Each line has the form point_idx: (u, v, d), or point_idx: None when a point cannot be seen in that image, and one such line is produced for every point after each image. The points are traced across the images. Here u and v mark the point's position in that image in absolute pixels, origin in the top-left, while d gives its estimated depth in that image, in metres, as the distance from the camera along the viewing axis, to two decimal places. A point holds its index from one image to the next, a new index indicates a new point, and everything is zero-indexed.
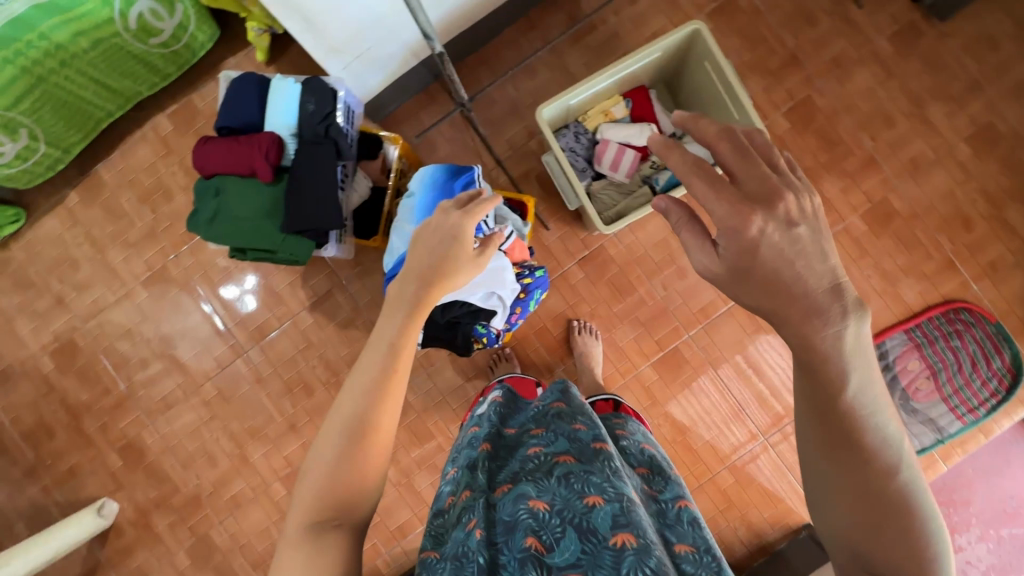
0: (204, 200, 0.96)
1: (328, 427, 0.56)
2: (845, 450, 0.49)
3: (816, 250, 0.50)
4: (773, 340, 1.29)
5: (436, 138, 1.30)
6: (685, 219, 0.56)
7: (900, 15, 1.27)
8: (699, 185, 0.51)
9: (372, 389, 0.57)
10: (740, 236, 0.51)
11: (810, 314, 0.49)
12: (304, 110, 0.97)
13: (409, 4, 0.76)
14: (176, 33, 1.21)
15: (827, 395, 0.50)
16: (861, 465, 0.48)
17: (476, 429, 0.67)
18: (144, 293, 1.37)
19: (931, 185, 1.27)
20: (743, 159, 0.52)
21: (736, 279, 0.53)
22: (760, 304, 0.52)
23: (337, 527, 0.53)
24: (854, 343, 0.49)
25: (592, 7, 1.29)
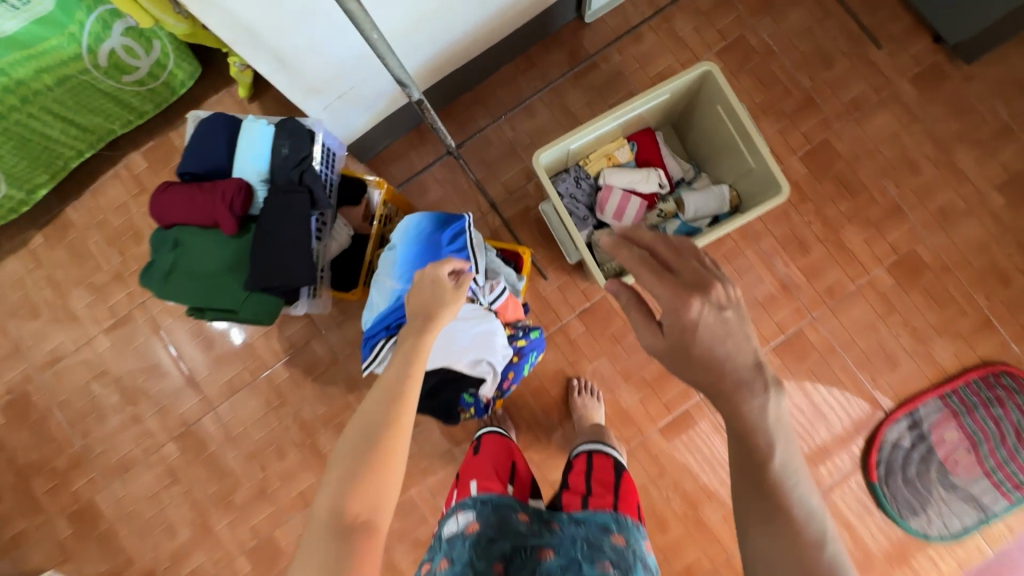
0: (160, 252, 0.87)
1: (349, 431, 0.56)
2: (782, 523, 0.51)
3: (743, 332, 0.54)
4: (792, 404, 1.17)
5: (428, 180, 1.21)
6: (634, 301, 0.61)
7: (922, 57, 1.20)
8: (645, 275, 0.58)
9: (390, 391, 0.57)
10: (680, 318, 0.54)
11: (736, 388, 0.53)
12: (278, 155, 0.88)
13: (374, 48, 0.68)
14: (154, 70, 1.14)
15: (755, 463, 0.53)
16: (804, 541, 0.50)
17: (456, 560, 0.66)
18: (107, 342, 1.27)
19: (963, 236, 1.17)
20: (677, 255, 0.59)
21: (677, 357, 0.56)
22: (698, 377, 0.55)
23: (361, 527, 0.51)
24: (777, 415, 0.54)
25: (594, 45, 1.22)
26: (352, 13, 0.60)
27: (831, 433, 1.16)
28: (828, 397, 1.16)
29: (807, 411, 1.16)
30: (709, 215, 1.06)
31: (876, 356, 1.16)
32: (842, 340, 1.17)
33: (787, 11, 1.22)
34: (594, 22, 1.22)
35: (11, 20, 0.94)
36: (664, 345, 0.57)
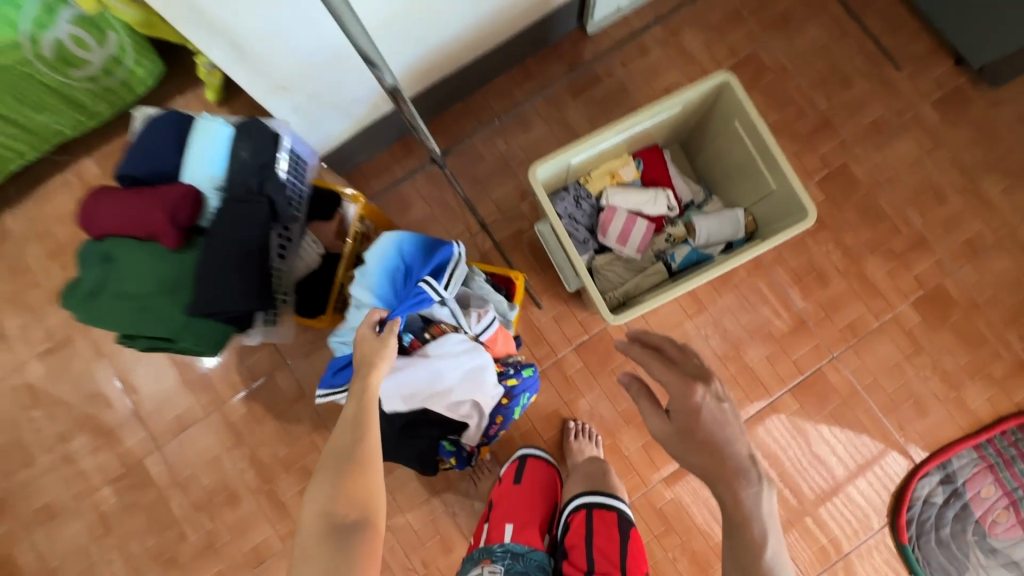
0: (84, 268, 0.74)
1: (327, 450, 0.58)
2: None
3: (739, 425, 0.54)
4: (811, 453, 1.04)
5: (412, 196, 1.10)
6: (641, 390, 0.59)
7: (944, 80, 1.13)
8: (653, 362, 0.59)
9: (362, 402, 0.61)
10: (686, 401, 0.54)
11: (735, 477, 0.51)
12: (235, 157, 0.77)
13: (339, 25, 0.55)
14: (108, 66, 1.02)
15: (748, 558, 0.50)
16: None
17: None
18: (39, 369, 1.11)
19: (993, 272, 1.08)
20: (683, 352, 0.60)
21: (683, 444, 0.54)
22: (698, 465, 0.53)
23: (352, 530, 0.53)
24: (769, 504, 0.52)
25: (598, 58, 1.14)
26: None
27: (831, 478, 1.04)
28: (832, 440, 1.05)
29: (803, 452, 1.05)
30: (723, 241, 0.96)
31: (904, 402, 1.05)
32: (867, 383, 1.05)
33: (802, 28, 1.14)
34: (596, 33, 1.14)
35: None
36: (666, 431, 0.56)
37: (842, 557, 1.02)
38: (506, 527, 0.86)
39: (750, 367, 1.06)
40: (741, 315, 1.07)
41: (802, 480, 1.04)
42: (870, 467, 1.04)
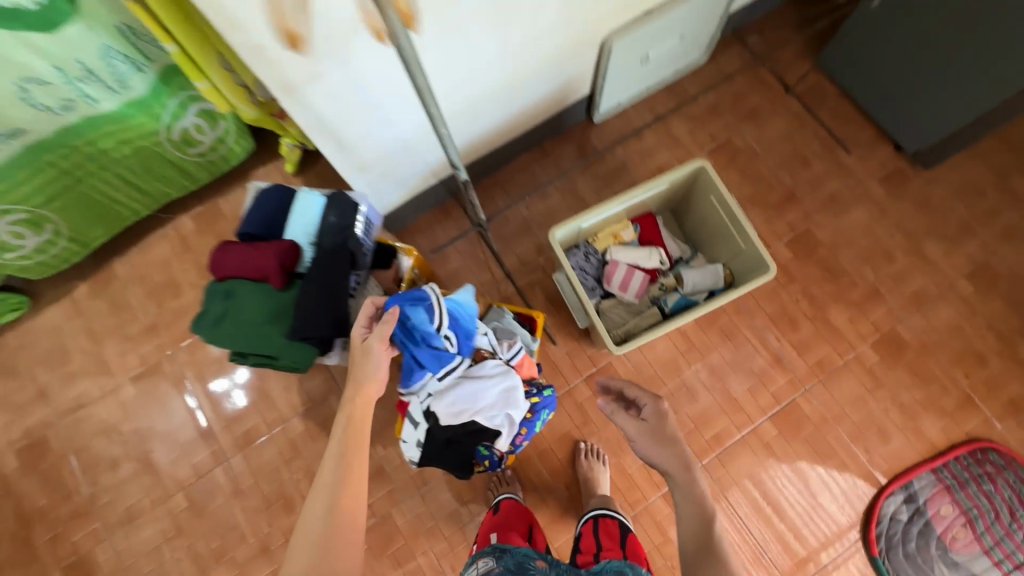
0: (213, 302, 0.96)
1: (301, 529, 0.66)
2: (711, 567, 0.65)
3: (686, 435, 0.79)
4: (792, 478, 1.20)
5: (449, 250, 1.33)
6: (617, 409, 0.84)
7: (887, 162, 1.37)
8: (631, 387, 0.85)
9: (336, 488, 0.69)
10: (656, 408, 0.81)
11: (688, 461, 0.75)
12: (325, 221, 1.00)
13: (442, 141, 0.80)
14: (215, 145, 1.29)
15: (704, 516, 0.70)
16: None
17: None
18: (131, 390, 1.32)
19: (938, 319, 1.27)
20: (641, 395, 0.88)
21: (654, 434, 0.79)
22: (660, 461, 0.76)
23: None
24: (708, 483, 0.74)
25: (602, 141, 1.40)
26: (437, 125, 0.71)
27: (834, 524, 1.18)
28: (829, 487, 1.20)
29: (808, 502, 1.19)
30: (705, 289, 1.18)
31: (869, 430, 1.22)
32: (836, 413, 1.23)
33: (768, 120, 1.40)
34: (600, 121, 1.41)
35: (108, 98, 1.07)
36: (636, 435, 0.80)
37: (820, 568, 1.16)
38: (490, 536, 0.96)
39: (734, 397, 1.25)
40: (725, 353, 1.27)
41: (809, 531, 1.18)
42: (842, 488, 1.19)
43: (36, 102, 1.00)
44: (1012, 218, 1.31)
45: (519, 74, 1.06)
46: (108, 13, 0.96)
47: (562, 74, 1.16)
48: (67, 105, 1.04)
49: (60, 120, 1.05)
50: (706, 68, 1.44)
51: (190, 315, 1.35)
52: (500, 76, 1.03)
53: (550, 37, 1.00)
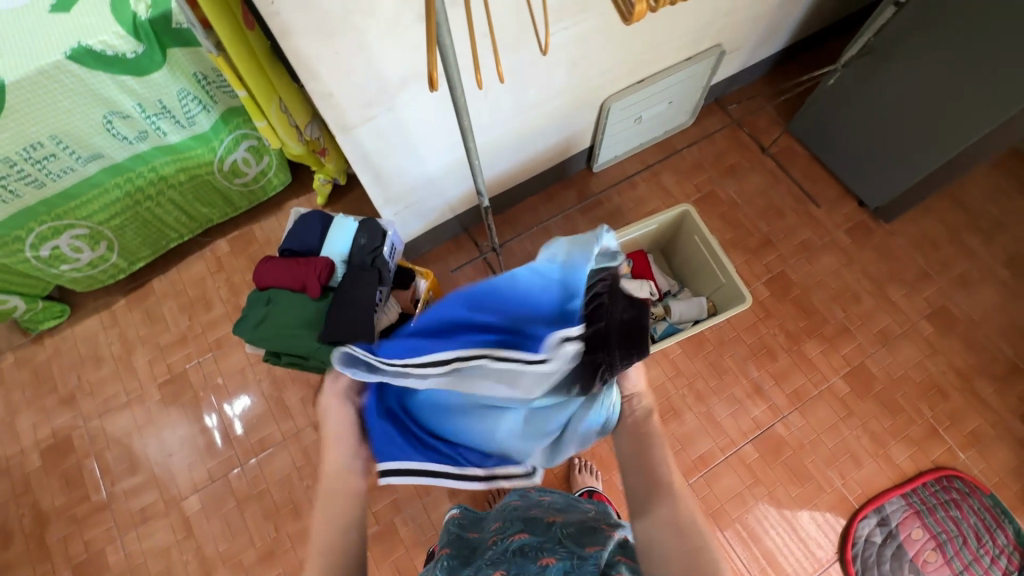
0: (255, 307, 1.10)
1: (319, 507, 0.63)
2: (674, 525, 0.59)
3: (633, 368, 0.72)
4: (775, 515, 1.27)
5: (460, 278, 1.47)
6: None
7: (852, 215, 1.54)
8: None
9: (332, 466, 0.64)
10: None
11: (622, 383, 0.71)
12: (357, 243, 1.14)
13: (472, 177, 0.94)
14: (257, 177, 1.46)
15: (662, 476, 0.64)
16: (687, 542, 0.58)
17: (458, 541, 0.84)
18: (156, 396, 1.42)
19: (903, 356, 1.40)
20: None
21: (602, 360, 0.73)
22: (632, 467, 0.66)
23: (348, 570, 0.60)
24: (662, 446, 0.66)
25: (600, 187, 1.58)
26: (475, 174, 0.84)
27: (815, 561, 1.24)
28: (812, 530, 1.26)
29: (793, 540, 1.25)
30: (692, 318, 1.31)
31: (842, 456, 1.31)
32: (812, 439, 1.33)
33: (746, 175, 1.59)
34: (599, 171, 1.59)
35: (176, 132, 1.24)
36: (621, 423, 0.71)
37: None
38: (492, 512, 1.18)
39: (718, 421, 1.35)
40: (709, 380, 1.38)
41: (792, 569, 1.23)
42: (819, 510, 1.27)
43: (118, 131, 1.16)
44: (964, 267, 1.47)
45: (531, 126, 1.25)
46: (190, 63, 1.14)
47: (568, 128, 1.35)
48: (141, 136, 1.20)
49: (133, 149, 1.22)
50: (691, 129, 1.64)
51: (218, 328, 1.47)
52: (516, 126, 1.21)
53: (559, 96, 1.19)
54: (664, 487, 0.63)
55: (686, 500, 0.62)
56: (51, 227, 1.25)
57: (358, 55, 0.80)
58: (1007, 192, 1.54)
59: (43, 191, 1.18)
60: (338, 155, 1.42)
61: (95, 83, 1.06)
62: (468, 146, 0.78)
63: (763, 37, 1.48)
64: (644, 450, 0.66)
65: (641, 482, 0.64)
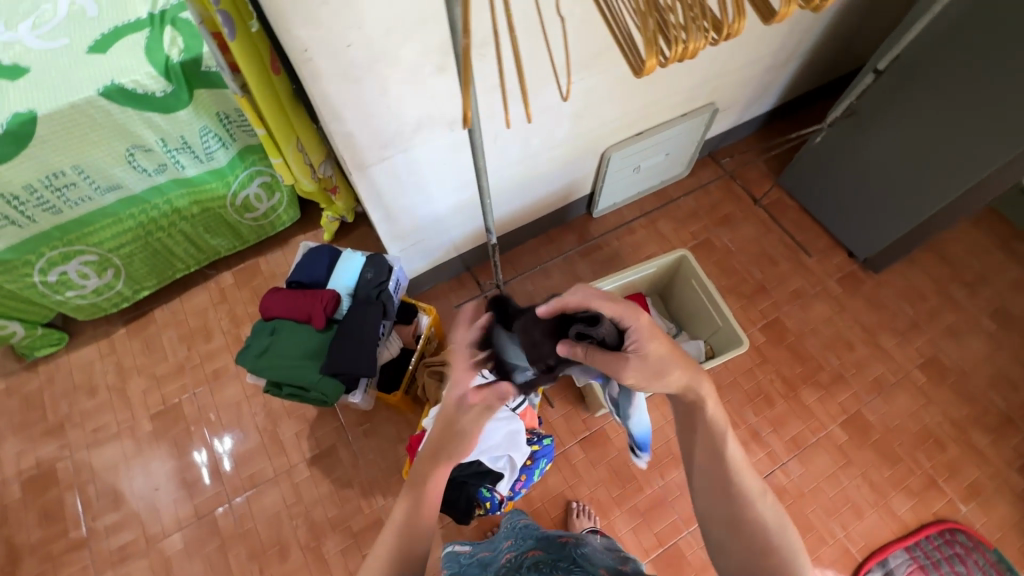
0: (258, 337, 1.11)
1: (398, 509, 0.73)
2: (745, 528, 0.67)
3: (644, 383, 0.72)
4: None
5: (461, 315, 1.49)
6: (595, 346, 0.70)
7: (842, 265, 1.59)
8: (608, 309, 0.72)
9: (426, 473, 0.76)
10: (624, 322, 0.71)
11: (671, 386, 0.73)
12: (363, 276, 1.15)
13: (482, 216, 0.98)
14: (267, 212, 1.50)
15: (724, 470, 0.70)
16: (752, 533, 0.67)
17: (464, 562, 0.84)
18: (147, 427, 1.39)
19: (898, 404, 1.41)
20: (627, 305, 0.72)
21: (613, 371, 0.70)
22: (702, 469, 0.72)
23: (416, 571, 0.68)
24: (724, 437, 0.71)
25: (598, 232, 1.63)
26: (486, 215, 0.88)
27: None
28: None
29: None
30: None
31: (843, 506, 1.30)
32: (811, 487, 1.32)
33: (740, 224, 1.65)
34: (598, 216, 1.65)
35: (194, 167, 1.29)
36: (690, 429, 0.73)
37: None
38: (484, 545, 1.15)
39: None
40: None
41: None
42: (821, 563, 1.24)
43: (138, 164, 1.21)
44: (952, 318, 1.51)
45: (535, 172, 1.31)
46: (214, 103, 1.20)
47: (570, 174, 1.41)
48: (160, 169, 1.25)
49: (151, 181, 1.26)
50: (686, 180, 1.72)
51: (216, 359, 1.46)
52: (522, 171, 1.27)
53: (562, 145, 1.26)
54: (737, 491, 0.69)
55: (762, 503, 0.68)
56: (61, 253, 1.27)
57: (379, 99, 0.86)
58: (988, 247, 1.60)
59: (58, 218, 1.21)
60: (348, 194, 1.47)
61: (122, 118, 1.12)
62: (483, 193, 0.80)
63: (753, 98, 1.58)
64: (713, 457, 0.71)
65: (711, 485, 0.71)
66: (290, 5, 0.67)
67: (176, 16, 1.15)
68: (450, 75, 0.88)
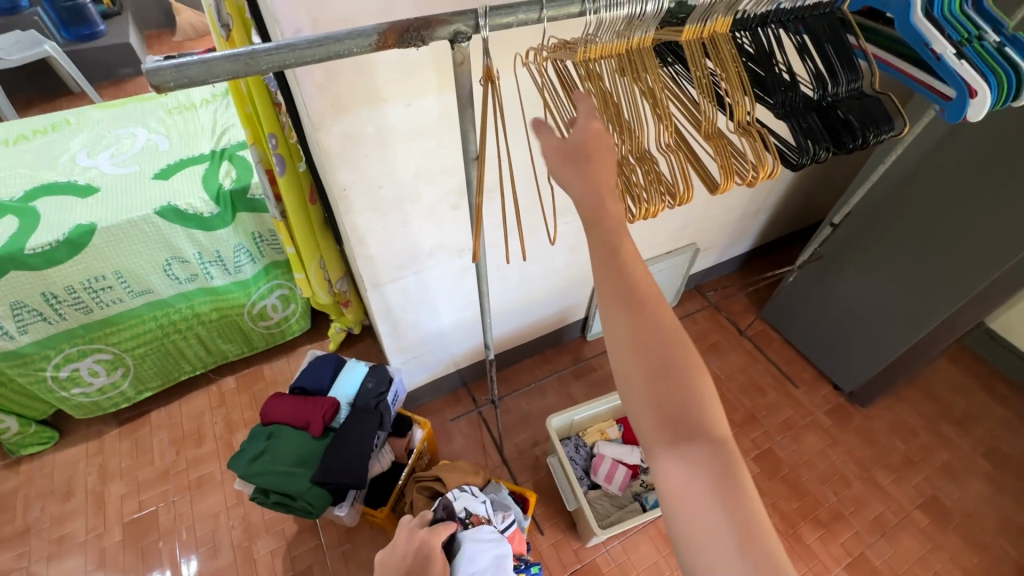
0: (254, 442, 1.12)
1: None
2: (688, 426, 0.46)
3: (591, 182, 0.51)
4: None
5: (455, 431, 1.50)
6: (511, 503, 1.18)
7: (830, 397, 1.63)
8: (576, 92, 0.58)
9: None
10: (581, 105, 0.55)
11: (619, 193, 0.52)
12: (364, 386, 1.19)
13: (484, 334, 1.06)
14: (280, 322, 1.59)
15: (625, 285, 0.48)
16: (667, 375, 0.47)
17: None
18: (117, 537, 1.33)
19: (903, 547, 1.36)
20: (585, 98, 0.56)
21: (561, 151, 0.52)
22: (618, 334, 0.48)
23: None
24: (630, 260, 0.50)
25: (593, 352, 1.71)
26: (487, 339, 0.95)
27: None
28: None
29: None
30: None
31: None
32: None
33: (727, 353, 1.73)
34: (592, 339, 1.73)
35: (222, 278, 1.40)
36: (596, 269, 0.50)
37: None
38: None
39: None
40: None
41: None
42: None
43: (172, 273, 1.33)
44: (946, 456, 1.52)
45: (533, 297, 1.42)
46: (252, 224, 1.36)
47: (566, 299, 1.53)
48: (191, 278, 1.36)
49: (180, 288, 1.37)
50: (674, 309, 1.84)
51: (203, 465, 1.44)
52: (521, 295, 1.38)
53: (558, 274, 1.39)
54: (664, 361, 0.47)
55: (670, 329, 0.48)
56: (78, 350, 1.34)
57: (400, 229, 0.99)
58: (968, 387, 1.66)
59: (87, 317, 1.29)
60: (358, 307, 1.58)
61: (169, 232, 1.26)
62: (484, 318, 0.88)
63: (730, 241, 1.77)
64: (632, 316, 0.48)
65: (636, 357, 0.47)
66: (338, 155, 0.82)
67: (234, 154, 1.37)
68: (462, 212, 1.04)
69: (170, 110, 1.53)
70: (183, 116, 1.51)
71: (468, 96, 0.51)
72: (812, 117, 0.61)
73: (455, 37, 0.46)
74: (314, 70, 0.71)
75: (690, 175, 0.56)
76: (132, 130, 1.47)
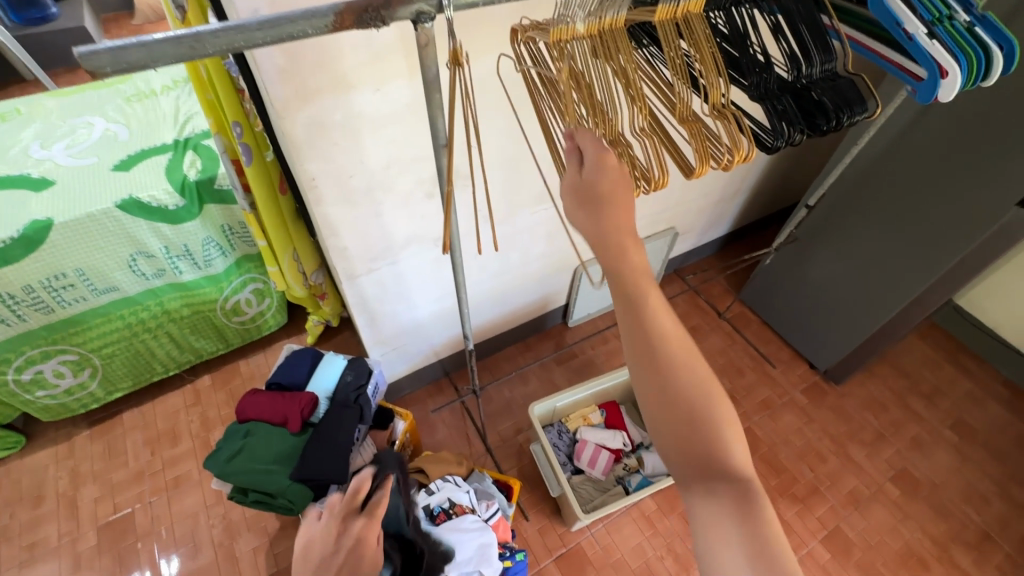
0: (230, 440, 1.10)
1: None
2: (716, 469, 0.50)
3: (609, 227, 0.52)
4: None
5: (438, 421, 1.49)
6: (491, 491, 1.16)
7: (806, 376, 1.67)
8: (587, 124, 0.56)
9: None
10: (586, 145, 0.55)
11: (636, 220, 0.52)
12: (343, 379, 1.18)
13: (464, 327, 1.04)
14: (255, 316, 1.56)
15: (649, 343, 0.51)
16: (696, 422, 0.50)
17: None
18: (91, 540, 1.29)
19: (876, 518, 1.40)
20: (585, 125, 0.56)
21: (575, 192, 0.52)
22: (647, 387, 0.51)
23: None
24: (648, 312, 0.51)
25: (574, 338, 1.71)
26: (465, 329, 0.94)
27: None
28: None
29: None
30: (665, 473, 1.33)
31: None
32: None
33: (707, 335, 1.75)
34: (573, 325, 1.73)
35: (191, 272, 1.36)
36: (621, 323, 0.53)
37: None
38: None
39: None
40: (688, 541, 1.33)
41: None
42: None
43: (139, 270, 1.28)
44: (915, 429, 1.56)
45: (512, 285, 1.41)
46: (221, 216, 1.31)
47: (546, 287, 1.52)
48: (159, 273, 1.32)
49: (148, 284, 1.32)
50: None
51: (179, 465, 1.41)
52: (499, 283, 1.37)
53: (536, 261, 1.38)
54: (691, 411, 0.50)
55: (697, 378, 0.51)
56: (42, 351, 1.28)
57: (373, 220, 0.97)
58: (937, 361, 1.71)
59: (49, 317, 1.24)
60: (335, 300, 1.55)
61: (132, 226, 1.21)
62: (462, 309, 0.87)
63: (708, 225, 1.78)
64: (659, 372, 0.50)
65: (667, 413, 0.50)
66: (305, 144, 0.79)
67: (199, 143, 1.32)
68: (436, 201, 1.01)
69: (128, 98, 1.45)
70: (143, 104, 1.44)
71: (435, 81, 0.49)
72: (785, 99, 0.60)
73: (417, 17, 0.43)
74: (274, 53, 0.67)
75: (665, 160, 0.55)
76: (88, 119, 1.39)
